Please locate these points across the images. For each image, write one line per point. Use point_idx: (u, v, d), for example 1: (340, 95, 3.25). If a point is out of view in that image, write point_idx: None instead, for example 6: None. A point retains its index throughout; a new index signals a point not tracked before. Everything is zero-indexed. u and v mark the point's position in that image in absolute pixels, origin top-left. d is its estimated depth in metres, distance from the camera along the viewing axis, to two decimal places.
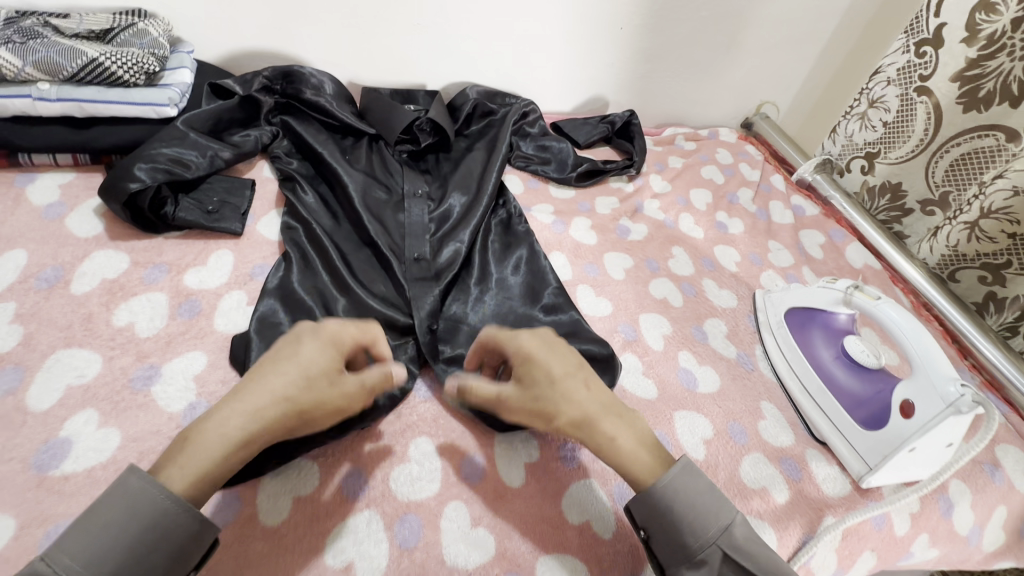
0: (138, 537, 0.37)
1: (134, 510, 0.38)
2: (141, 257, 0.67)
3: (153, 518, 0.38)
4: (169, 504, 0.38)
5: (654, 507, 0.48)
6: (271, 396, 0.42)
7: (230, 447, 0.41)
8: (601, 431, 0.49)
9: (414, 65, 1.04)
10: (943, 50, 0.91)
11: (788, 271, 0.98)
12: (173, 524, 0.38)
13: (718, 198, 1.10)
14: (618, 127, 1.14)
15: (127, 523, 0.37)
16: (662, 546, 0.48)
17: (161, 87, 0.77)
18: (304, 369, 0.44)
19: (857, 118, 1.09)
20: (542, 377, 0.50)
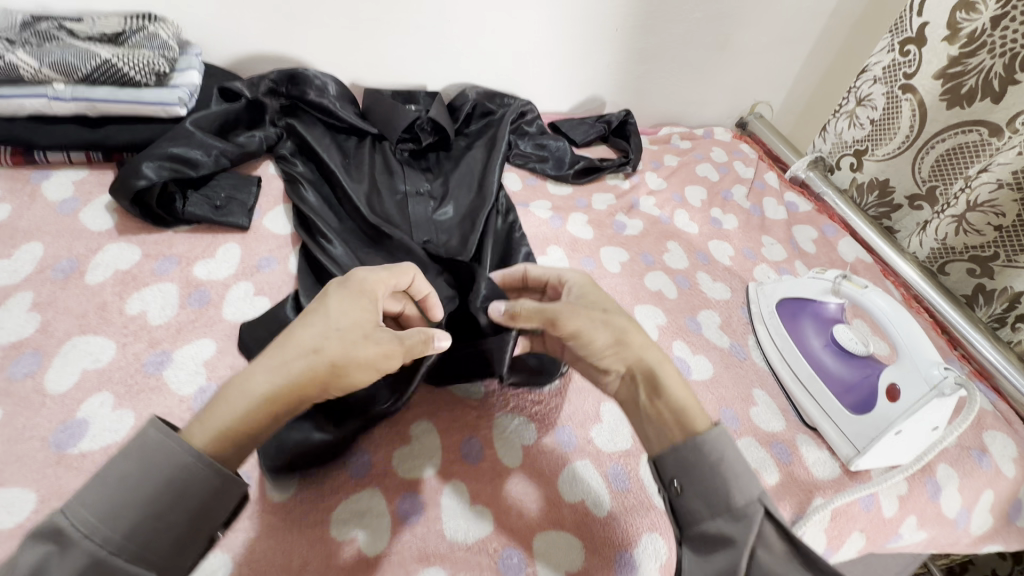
0: (160, 492, 0.38)
1: (153, 459, 0.38)
2: (153, 250, 0.70)
3: (172, 466, 0.39)
4: (189, 458, 0.39)
5: (697, 457, 0.48)
6: (299, 352, 0.44)
7: (255, 402, 0.42)
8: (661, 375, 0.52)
9: (414, 66, 1.07)
10: (926, 48, 0.93)
11: (780, 264, 1.00)
12: (193, 476, 0.39)
13: (713, 194, 1.12)
14: (615, 126, 1.17)
15: (146, 476, 0.38)
16: (695, 498, 0.48)
17: (170, 87, 0.79)
18: (338, 322, 0.46)
19: (846, 116, 1.12)
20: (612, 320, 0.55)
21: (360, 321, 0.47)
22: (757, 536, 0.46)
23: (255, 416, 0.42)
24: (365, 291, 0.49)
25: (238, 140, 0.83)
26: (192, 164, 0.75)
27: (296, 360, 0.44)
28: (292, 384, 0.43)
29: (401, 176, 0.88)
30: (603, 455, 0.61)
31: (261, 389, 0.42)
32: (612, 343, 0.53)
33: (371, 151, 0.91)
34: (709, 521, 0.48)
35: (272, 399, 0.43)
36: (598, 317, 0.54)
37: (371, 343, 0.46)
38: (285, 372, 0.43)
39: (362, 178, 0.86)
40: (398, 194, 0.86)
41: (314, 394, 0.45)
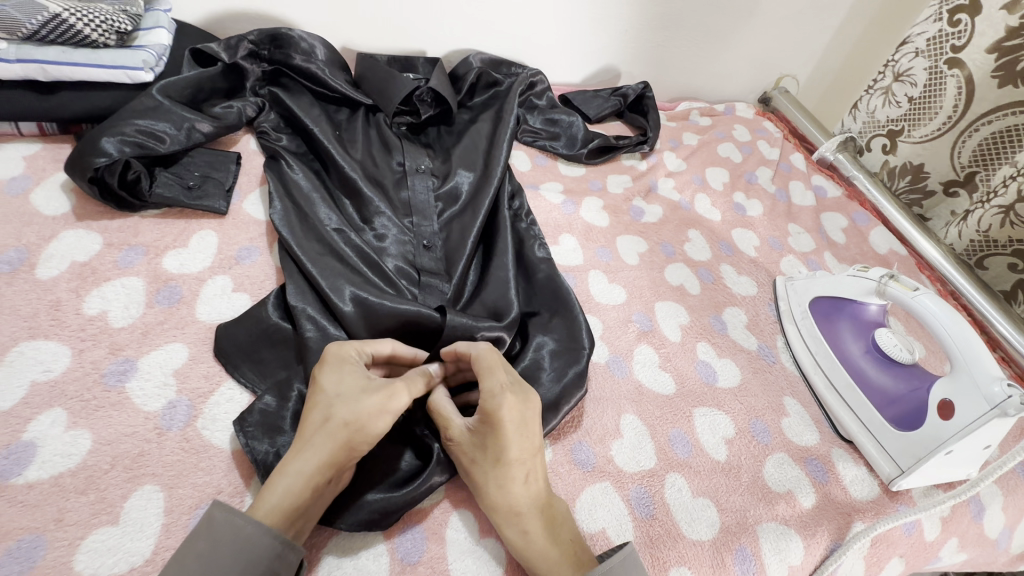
0: (230, 564, 0.38)
1: (223, 536, 0.39)
2: (116, 238, 0.61)
3: (240, 538, 0.39)
4: (252, 529, 0.39)
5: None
6: (326, 432, 0.44)
7: (302, 483, 0.42)
8: (508, 531, 0.46)
9: (415, 28, 0.97)
10: (980, 18, 0.88)
11: (809, 256, 0.93)
12: (259, 545, 0.39)
13: (736, 177, 1.04)
14: (631, 100, 1.07)
15: (218, 548, 0.38)
16: None
17: (134, 49, 0.70)
18: (337, 391, 0.46)
19: (881, 93, 1.08)
20: (491, 455, 0.47)
21: (354, 381, 0.46)
22: None
23: (308, 490, 0.42)
24: (343, 358, 0.48)
25: (213, 114, 0.73)
26: (162, 140, 0.66)
27: (319, 436, 0.44)
28: (325, 460, 0.43)
29: (400, 149, 0.80)
30: (625, 476, 0.56)
31: (302, 468, 0.42)
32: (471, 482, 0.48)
33: (364, 123, 0.83)
34: None
35: (313, 471, 0.42)
36: (469, 453, 0.48)
37: (368, 394, 0.45)
38: (314, 448, 0.43)
39: (356, 156, 0.78)
40: (397, 170, 0.78)
41: (349, 455, 0.44)
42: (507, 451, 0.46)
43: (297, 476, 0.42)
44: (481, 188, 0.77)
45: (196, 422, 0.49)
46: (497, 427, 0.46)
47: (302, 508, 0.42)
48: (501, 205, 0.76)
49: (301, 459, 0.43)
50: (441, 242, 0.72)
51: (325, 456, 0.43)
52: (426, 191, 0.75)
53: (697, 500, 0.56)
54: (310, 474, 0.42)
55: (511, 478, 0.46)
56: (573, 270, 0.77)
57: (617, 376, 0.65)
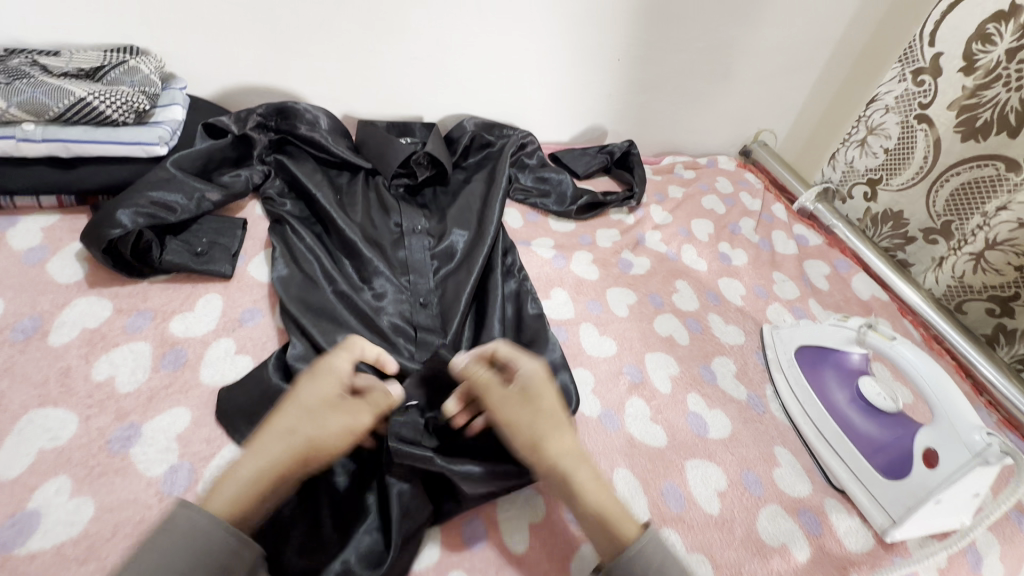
0: (183, 558, 0.40)
1: (181, 531, 0.41)
2: (125, 304, 0.64)
3: (194, 534, 0.41)
4: (206, 523, 0.42)
5: (645, 564, 0.46)
6: (282, 443, 0.46)
7: (245, 489, 0.45)
8: (575, 480, 0.50)
9: (410, 96, 1.04)
10: (942, 79, 0.94)
11: (794, 304, 0.96)
12: (211, 539, 0.41)
13: (720, 228, 1.09)
14: (617, 157, 1.13)
15: (172, 543, 0.41)
16: None
17: (151, 126, 0.76)
18: (305, 404, 0.49)
19: (857, 145, 1.13)
20: (549, 411, 0.53)
21: (325, 396, 0.49)
22: None
23: (252, 495, 0.45)
24: (326, 372, 0.51)
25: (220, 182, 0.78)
26: (173, 211, 0.70)
27: (274, 443, 0.46)
28: (274, 470, 0.45)
29: (397, 210, 0.84)
30: None
31: (248, 472, 0.45)
32: (529, 443, 0.51)
33: (361, 187, 0.88)
34: None
35: (263, 476, 0.45)
36: (528, 411, 0.52)
37: (337, 412, 0.48)
38: (268, 454, 0.46)
39: (356, 219, 0.82)
40: (395, 230, 0.82)
41: (300, 470, 0.46)
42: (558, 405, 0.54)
43: (245, 477, 0.45)
44: (476, 245, 0.81)
45: (197, 487, 0.51)
46: (546, 382, 0.55)
47: (242, 514, 0.44)
48: (493, 262, 0.80)
49: (249, 463, 0.45)
50: (436, 299, 0.75)
51: (275, 463, 0.45)
52: (422, 251, 0.79)
53: (692, 555, 0.56)
54: (258, 478, 0.45)
55: (567, 428, 0.53)
56: (564, 323, 0.79)
57: (609, 430, 0.66)
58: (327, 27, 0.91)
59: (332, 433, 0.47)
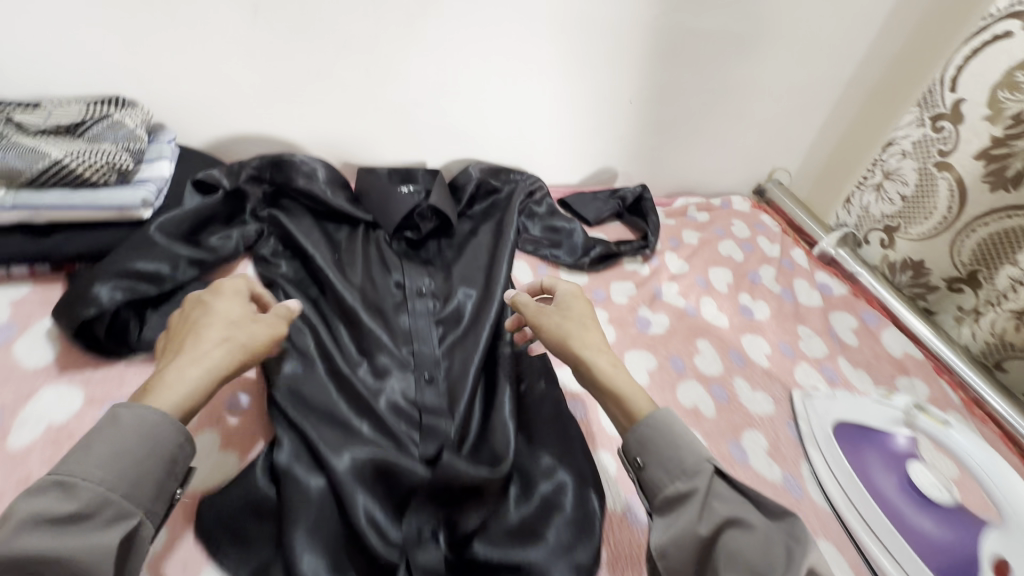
0: (137, 447, 0.44)
1: (127, 426, 0.45)
2: (98, 391, 0.58)
3: (143, 427, 0.45)
4: (157, 419, 0.46)
5: (649, 430, 0.54)
6: (216, 345, 0.52)
7: (188, 396, 0.49)
8: (597, 365, 0.60)
9: (413, 142, 0.99)
10: (963, 126, 0.89)
11: (822, 362, 0.90)
12: (163, 432, 0.46)
13: (739, 277, 1.03)
14: (629, 202, 1.08)
15: (122, 437, 0.44)
16: (655, 480, 0.53)
17: (134, 186, 0.70)
18: (224, 315, 0.55)
19: (873, 189, 1.07)
20: (581, 320, 0.66)
21: (235, 312, 0.57)
22: (714, 489, 0.51)
23: (199, 394, 0.50)
24: (233, 292, 0.59)
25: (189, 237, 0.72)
26: (158, 282, 0.65)
27: (208, 351, 0.52)
28: (219, 370, 0.51)
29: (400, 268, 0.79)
30: None
31: (193, 376, 0.50)
32: (559, 339, 0.63)
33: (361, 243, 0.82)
34: (669, 486, 0.52)
35: (201, 379, 0.50)
36: (560, 317, 0.66)
37: (257, 323, 0.57)
38: (206, 357, 0.51)
39: (355, 279, 0.77)
40: (397, 289, 0.77)
41: (238, 370, 0.53)
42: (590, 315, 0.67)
43: (189, 380, 0.50)
44: (483, 309, 0.75)
45: None
46: (581, 300, 0.69)
47: (193, 411, 0.49)
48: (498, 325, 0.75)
49: (183, 371, 0.50)
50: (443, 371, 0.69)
51: (216, 364, 0.51)
52: (427, 315, 0.73)
53: None
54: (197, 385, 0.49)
55: (597, 332, 0.65)
56: (581, 395, 0.72)
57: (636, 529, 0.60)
58: (328, 75, 0.87)
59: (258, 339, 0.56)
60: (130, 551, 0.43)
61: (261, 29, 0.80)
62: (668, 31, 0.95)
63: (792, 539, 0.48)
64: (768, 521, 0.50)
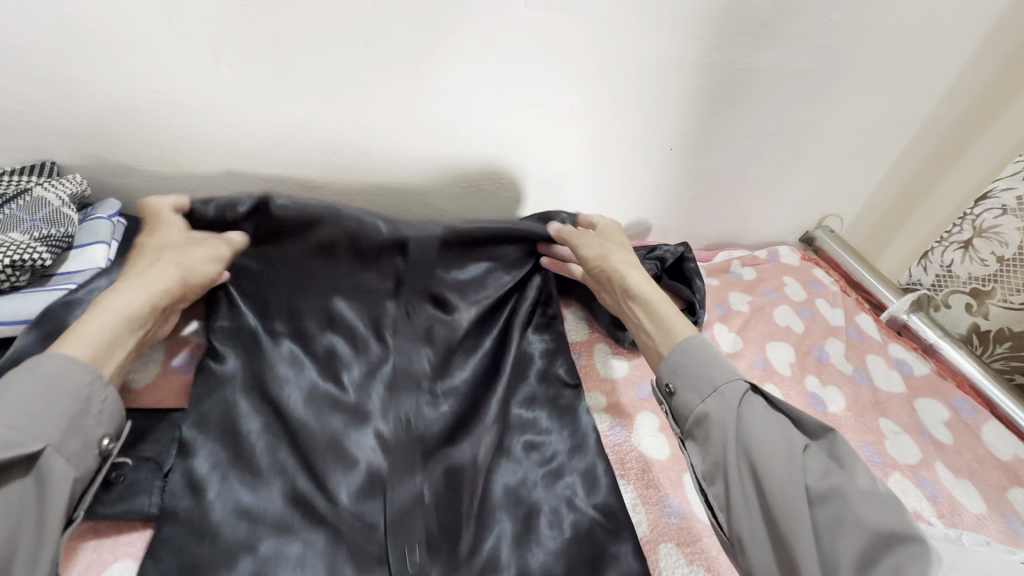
0: (43, 390, 0.45)
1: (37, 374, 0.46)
2: None
3: (48, 373, 0.46)
4: (69, 362, 0.47)
5: (685, 351, 0.59)
6: (156, 275, 0.55)
7: (115, 328, 0.51)
8: (634, 287, 0.66)
9: (419, 199, 0.83)
10: None
11: (918, 472, 0.74)
12: (72, 372, 0.47)
13: (803, 354, 0.87)
14: (670, 263, 0.91)
15: (24, 386, 0.45)
16: (689, 398, 0.57)
17: (52, 289, 0.55)
18: (159, 243, 0.58)
19: (957, 248, 0.92)
20: (619, 247, 0.70)
21: (177, 239, 0.59)
22: (748, 405, 0.54)
23: (122, 325, 0.52)
24: (170, 219, 0.60)
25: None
26: None
27: (141, 278, 0.54)
28: (149, 299, 0.54)
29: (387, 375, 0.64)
30: None
31: (123, 304, 0.52)
32: (598, 261, 0.68)
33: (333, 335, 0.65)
34: (700, 404, 0.56)
35: (139, 296, 0.53)
36: (598, 240, 0.70)
37: (195, 250, 0.58)
38: (139, 280, 0.54)
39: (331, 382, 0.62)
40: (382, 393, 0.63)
41: (172, 300, 0.56)
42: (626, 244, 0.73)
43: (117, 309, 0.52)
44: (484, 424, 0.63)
45: None
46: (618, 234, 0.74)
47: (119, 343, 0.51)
48: (511, 459, 0.62)
49: (117, 292, 0.53)
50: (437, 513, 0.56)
51: (143, 294, 0.53)
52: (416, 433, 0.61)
53: None
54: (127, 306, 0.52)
55: (634, 257, 0.70)
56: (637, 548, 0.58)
57: None
58: (313, 127, 0.70)
59: (198, 265, 0.58)
60: (42, 475, 0.44)
61: (227, 76, 0.64)
62: (723, 70, 0.79)
63: (834, 463, 0.50)
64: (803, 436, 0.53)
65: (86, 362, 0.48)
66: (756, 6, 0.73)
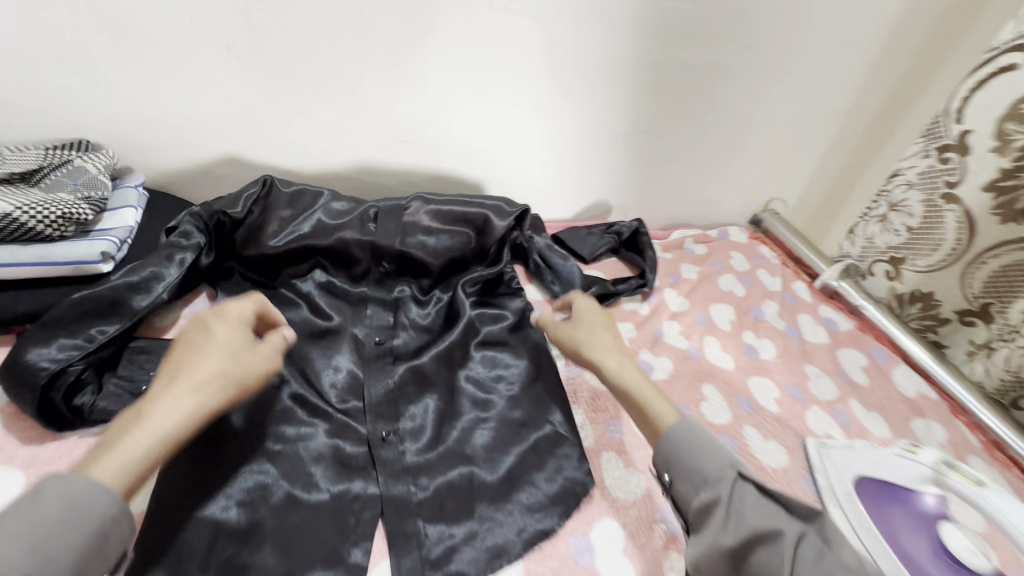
0: (60, 525, 0.40)
1: (53, 500, 0.41)
2: (43, 474, 0.53)
3: (72, 497, 0.41)
4: (89, 489, 0.42)
5: (672, 446, 0.55)
6: (204, 376, 0.49)
7: (152, 447, 0.45)
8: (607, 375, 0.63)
9: (402, 178, 0.95)
10: (971, 158, 0.87)
11: (834, 405, 0.85)
12: (93, 501, 0.42)
13: (742, 313, 0.99)
14: (626, 237, 1.04)
15: (45, 510, 0.40)
16: (682, 487, 0.53)
17: (93, 239, 0.65)
18: (214, 345, 0.51)
19: (877, 221, 1.06)
20: (591, 329, 0.68)
21: (234, 338, 0.53)
22: (741, 497, 0.50)
23: (160, 446, 0.45)
24: (224, 317, 0.54)
25: (138, 309, 0.63)
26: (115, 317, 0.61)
27: (194, 385, 0.48)
28: (195, 413, 0.47)
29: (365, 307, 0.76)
30: None
31: (174, 416, 0.46)
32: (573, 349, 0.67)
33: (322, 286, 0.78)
34: (696, 497, 0.52)
35: (188, 413, 0.47)
36: (573, 326, 0.69)
37: (242, 358, 0.52)
38: (188, 389, 0.48)
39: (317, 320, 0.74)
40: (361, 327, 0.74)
41: (214, 416, 0.49)
42: (612, 329, 0.69)
43: (158, 422, 0.46)
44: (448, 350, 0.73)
45: None
46: (600, 314, 0.71)
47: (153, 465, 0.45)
48: (472, 378, 0.73)
49: (166, 397, 0.47)
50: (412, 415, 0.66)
51: (194, 404, 0.47)
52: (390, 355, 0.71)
53: None
54: (171, 418, 0.46)
55: (612, 342, 0.67)
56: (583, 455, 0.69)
57: None
58: (309, 114, 0.82)
59: (251, 373, 0.52)
60: None
61: (236, 69, 0.75)
62: (663, 66, 0.92)
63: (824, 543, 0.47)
64: (800, 523, 0.48)
65: (109, 490, 0.42)
66: (684, 10, 0.86)
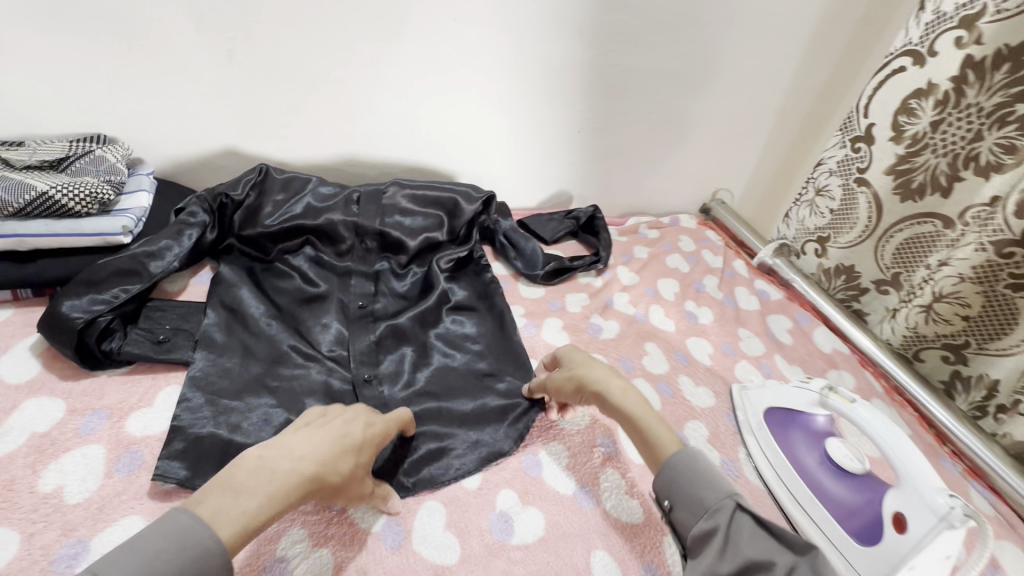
0: (177, 561, 0.41)
1: (179, 535, 0.42)
2: (79, 403, 0.65)
3: (193, 541, 0.42)
4: (209, 543, 0.43)
5: (675, 475, 0.54)
6: (335, 455, 0.52)
7: (268, 509, 0.46)
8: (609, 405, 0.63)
9: (382, 167, 1.08)
10: (874, 146, 1.01)
11: (760, 360, 0.98)
12: (204, 555, 0.42)
13: (686, 287, 1.12)
14: (583, 222, 1.17)
15: (167, 548, 0.41)
16: (682, 515, 0.53)
17: (114, 216, 0.76)
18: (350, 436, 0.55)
19: (807, 205, 1.18)
20: (584, 364, 0.69)
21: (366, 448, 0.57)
22: (740, 522, 0.50)
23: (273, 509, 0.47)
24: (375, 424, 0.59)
25: (154, 274, 0.75)
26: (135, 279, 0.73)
27: (326, 462, 0.51)
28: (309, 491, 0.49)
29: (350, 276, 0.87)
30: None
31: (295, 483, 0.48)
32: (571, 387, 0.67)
33: (311, 259, 0.89)
34: (696, 525, 0.52)
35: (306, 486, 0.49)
36: (567, 369, 0.70)
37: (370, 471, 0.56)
38: (323, 461, 0.50)
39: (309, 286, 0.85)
40: (347, 293, 0.85)
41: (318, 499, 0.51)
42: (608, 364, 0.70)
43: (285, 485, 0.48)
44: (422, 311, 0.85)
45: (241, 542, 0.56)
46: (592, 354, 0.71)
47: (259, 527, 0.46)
48: (441, 334, 0.84)
49: (299, 462, 0.49)
50: (390, 363, 0.78)
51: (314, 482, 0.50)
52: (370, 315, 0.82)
53: None
54: (291, 476, 0.48)
55: (608, 374, 0.66)
56: None
57: (583, 508, 0.67)
58: (298, 112, 0.95)
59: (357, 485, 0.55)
60: None
61: (236, 72, 0.87)
62: (611, 70, 1.06)
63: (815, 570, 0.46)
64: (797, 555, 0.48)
65: (220, 544, 0.43)
66: (624, 23, 0.99)
